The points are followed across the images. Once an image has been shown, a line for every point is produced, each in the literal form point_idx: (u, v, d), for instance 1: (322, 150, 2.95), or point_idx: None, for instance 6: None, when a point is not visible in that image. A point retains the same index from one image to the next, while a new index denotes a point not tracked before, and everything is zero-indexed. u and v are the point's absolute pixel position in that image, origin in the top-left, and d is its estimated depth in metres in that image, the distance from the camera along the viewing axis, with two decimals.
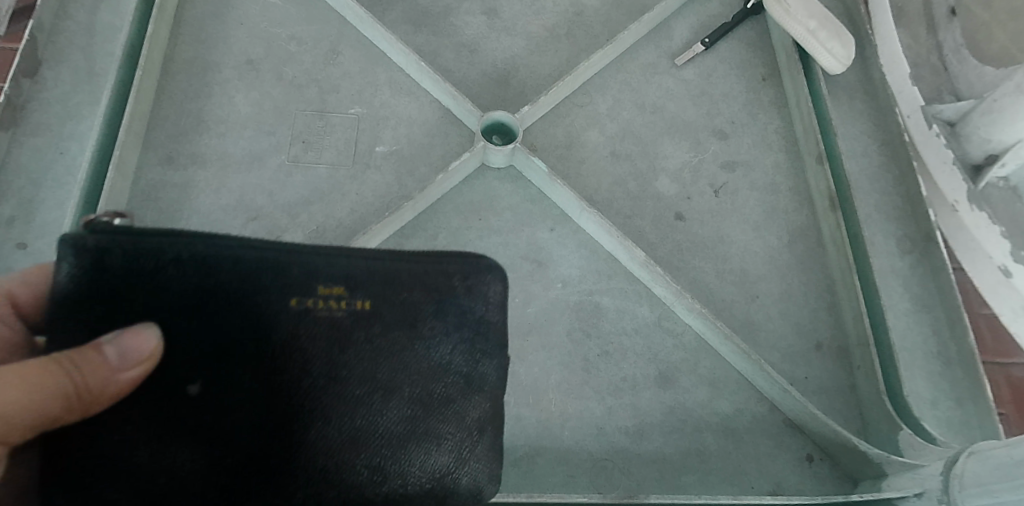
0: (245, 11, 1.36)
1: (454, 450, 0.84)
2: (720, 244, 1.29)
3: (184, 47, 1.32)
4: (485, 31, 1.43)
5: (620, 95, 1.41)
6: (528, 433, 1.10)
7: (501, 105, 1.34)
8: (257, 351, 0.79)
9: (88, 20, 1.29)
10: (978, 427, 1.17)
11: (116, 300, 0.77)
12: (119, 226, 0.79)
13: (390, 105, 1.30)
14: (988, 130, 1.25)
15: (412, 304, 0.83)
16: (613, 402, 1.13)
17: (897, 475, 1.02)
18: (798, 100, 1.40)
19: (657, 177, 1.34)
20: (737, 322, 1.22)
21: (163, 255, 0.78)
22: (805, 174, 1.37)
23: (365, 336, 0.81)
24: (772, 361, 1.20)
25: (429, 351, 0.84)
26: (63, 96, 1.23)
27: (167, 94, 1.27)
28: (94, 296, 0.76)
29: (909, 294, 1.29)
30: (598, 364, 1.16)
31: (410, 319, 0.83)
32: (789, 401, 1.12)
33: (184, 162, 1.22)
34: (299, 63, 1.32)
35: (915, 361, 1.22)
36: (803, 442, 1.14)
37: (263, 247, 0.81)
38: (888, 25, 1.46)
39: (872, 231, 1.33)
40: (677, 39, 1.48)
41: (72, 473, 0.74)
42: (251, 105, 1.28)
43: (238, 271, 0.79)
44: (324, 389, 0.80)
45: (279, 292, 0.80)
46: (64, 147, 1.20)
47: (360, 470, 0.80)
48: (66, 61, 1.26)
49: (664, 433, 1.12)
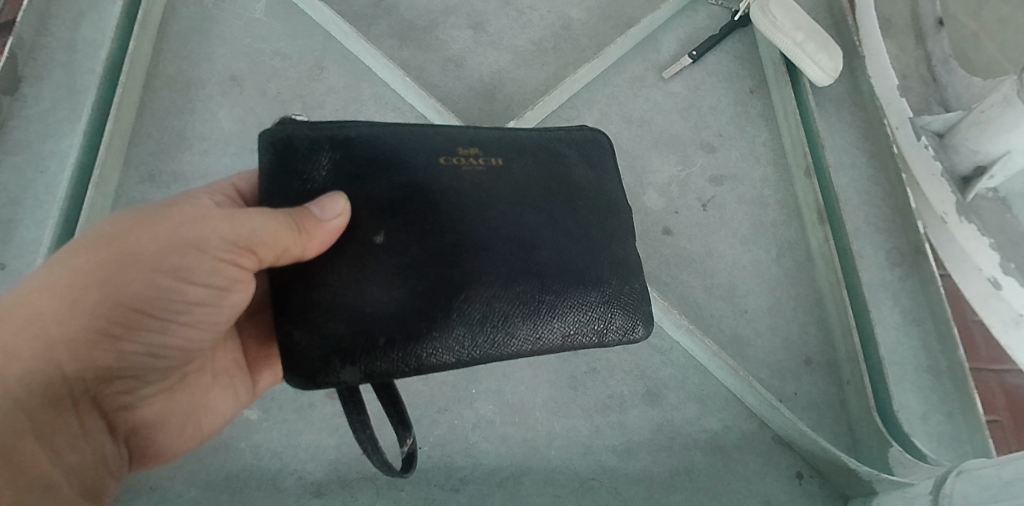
0: (229, 27, 1.35)
1: (606, 281, 0.94)
2: (708, 258, 1.28)
3: (167, 63, 1.31)
4: (472, 45, 1.42)
5: (607, 109, 1.40)
6: (515, 452, 1.08)
7: (487, 120, 1.34)
8: (425, 209, 0.87)
9: (70, 37, 1.28)
10: (969, 442, 1.16)
11: (304, 179, 0.85)
12: (295, 121, 0.88)
13: (376, 121, 1.29)
14: (976, 142, 1.23)
15: (550, 175, 0.96)
16: (600, 420, 1.12)
17: (887, 492, 1.01)
18: (785, 112, 1.39)
19: (645, 191, 1.33)
20: (725, 337, 1.21)
21: (341, 132, 0.88)
22: (794, 187, 1.36)
23: (509, 187, 0.92)
24: (762, 376, 1.19)
25: (565, 201, 0.95)
26: (43, 114, 1.22)
27: (149, 111, 1.26)
28: (286, 179, 0.84)
29: (899, 307, 1.28)
30: (585, 381, 1.15)
31: (553, 183, 0.96)
32: (779, 417, 1.11)
33: (166, 180, 1.21)
34: (283, 79, 1.32)
35: (905, 376, 1.21)
36: (793, 460, 1.12)
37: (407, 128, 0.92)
38: (875, 37, 1.45)
39: (861, 244, 1.33)
40: (664, 52, 1.48)
41: (297, 316, 0.82)
42: (235, 121, 1.27)
43: (398, 147, 0.89)
44: (489, 234, 0.89)
45: (431, 156, 0.90)
46: (44, 166, 1.18)
47: (526, 303, 0.89)
48: (46, 78, 1.25)
49: (652, 451, 1.11)
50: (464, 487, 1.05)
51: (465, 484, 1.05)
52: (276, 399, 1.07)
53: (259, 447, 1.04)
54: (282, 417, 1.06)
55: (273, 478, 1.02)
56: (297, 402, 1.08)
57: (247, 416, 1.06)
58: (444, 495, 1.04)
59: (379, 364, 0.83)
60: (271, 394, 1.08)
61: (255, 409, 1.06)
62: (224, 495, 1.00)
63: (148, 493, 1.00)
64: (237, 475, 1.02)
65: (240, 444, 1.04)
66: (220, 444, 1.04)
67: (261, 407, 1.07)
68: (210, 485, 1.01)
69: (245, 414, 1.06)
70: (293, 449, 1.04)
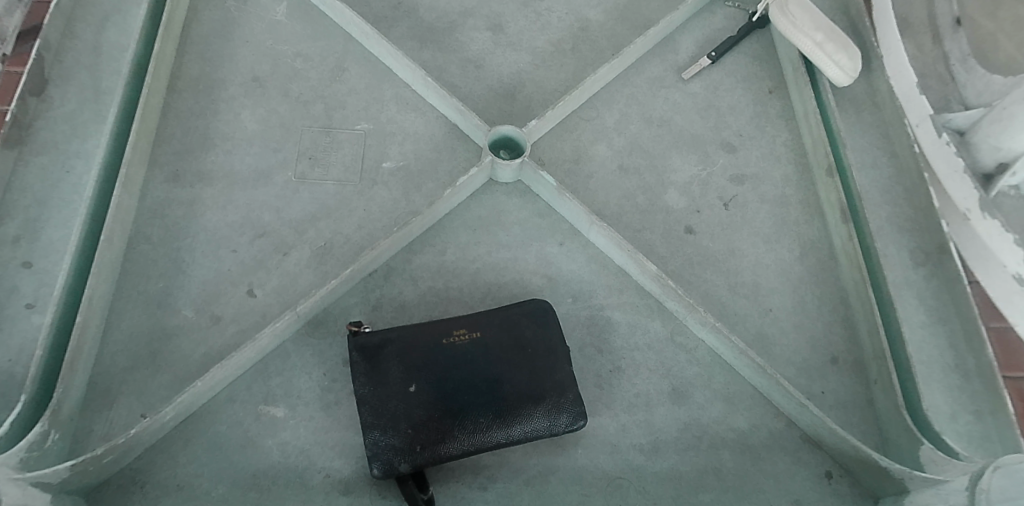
0: (251, 29, 1.36)
1: (565, 392, 1.04)
2: (731, 257, 1.27)
3: (190, 64, 1.32)
4: (491, 46, 1.43)
5: (627, 109, 1.40)
6: (541, 451, 1.07)
7: (507, 120, 1.34)
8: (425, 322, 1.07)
9: (95, 40, 1.30)
10: (999, 441, 1.14)
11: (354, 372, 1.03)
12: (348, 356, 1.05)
13: (397, 121, 1.29)
14: (998, 138, 1.24)
15: (521, 308, 1.09)
16: (626, 419, 1.11)
17: (920, 490, 1.00)
18: (806, 113, 1.39)
19: (666, 190, 1.33)
20: (752, 336, 1.20)
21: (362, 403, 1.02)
22: (815, 186, 1.36)
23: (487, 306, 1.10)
24: (789, 375, 1.18)
25: (534, 317, 1.09)
26: (69, 114, 1.23)
27: (173, 112, 1.27)
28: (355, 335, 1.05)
29: (925, 306, 1.27)
30: (611, 380, 1.14)
31: (520, 308, 1.09)
32: (807, 416, 1.09)
33: (190, 180, 1.21)
34: (305, 80, 1.32)
35: (933, 375, 1.20)
36: (822, 458, 1.11)
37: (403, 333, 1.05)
38: (893, 37, 1.43)
39: (885, 243, 1.32)
40: (683, 53, 1.48)
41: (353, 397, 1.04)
42: (257, 121, 1.28)
43: (407, 341, 1.05)
44: (470, 328, 1.06)
45: (428, 342, 1.05)
46: (70, 165, 1.19)
47: (492, 395, 1.02)
48: (72, 80, 1.26)
49: (680, 450, 1.10)
50: (491, 486, 1.04)
51: (492, 482, 1.04)
52: (302, 396, 1.07)
53: (286, 445, 1.03)
54: (308, 415, 1.06)
55: (301, 475, 1.02)
56: (323, 399, 1.07)
57: (273, 414, 1.05)
58: (472, 494, 1.03)
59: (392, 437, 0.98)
60: (297, 392, 1.07)
61: (281, 407, 1.06)
62: (251, 493, 1.00)
63: (176, 491, 0.99)
64: (265, 472, 1.01)
65: (267, 442, 1.03)
66: (246, 442, 1.03)
67: (288, 405, 1.06)
68: (237, 483, 1.00)
69: (272, 412, 1.05)
70: (319, 447, 1.04)
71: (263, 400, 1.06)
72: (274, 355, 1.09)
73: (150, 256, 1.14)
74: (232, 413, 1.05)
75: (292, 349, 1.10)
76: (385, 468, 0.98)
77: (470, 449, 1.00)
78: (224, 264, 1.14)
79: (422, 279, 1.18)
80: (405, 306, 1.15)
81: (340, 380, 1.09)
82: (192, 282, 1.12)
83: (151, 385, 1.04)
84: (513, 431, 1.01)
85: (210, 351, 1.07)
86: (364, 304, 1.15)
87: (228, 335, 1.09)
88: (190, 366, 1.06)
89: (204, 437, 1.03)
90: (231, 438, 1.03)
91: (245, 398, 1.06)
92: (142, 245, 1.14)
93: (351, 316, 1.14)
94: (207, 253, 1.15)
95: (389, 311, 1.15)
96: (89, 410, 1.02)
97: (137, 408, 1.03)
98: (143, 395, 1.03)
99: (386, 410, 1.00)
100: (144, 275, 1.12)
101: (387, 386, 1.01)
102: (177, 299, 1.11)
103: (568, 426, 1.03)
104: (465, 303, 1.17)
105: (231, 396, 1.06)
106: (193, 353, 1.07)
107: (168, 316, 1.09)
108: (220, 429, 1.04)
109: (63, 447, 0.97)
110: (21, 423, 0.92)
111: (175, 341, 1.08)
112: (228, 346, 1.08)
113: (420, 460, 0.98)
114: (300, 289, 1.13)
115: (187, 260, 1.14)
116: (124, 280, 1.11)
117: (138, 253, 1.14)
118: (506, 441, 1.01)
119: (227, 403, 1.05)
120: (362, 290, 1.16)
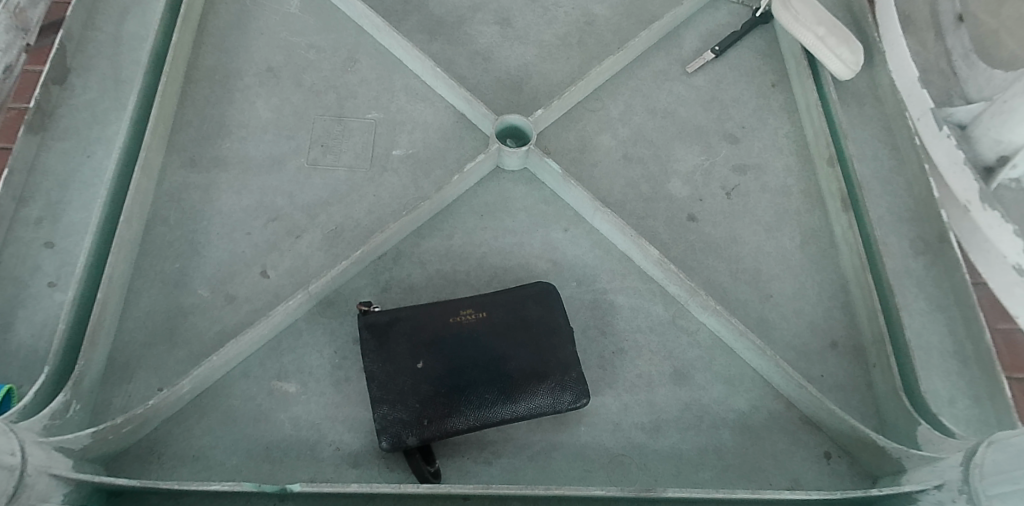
0: (266, 22, 1.40)
1: (568, 371, 1.07)
2: (734, 244, 1.30)
3: (206, 55, 1.36)
4: (499, 40, 1.46)
5: (632, 101, 1.43)
6: (546, 428, 1.10)
7: (514, 110, 1.37)
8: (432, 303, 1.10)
9: (116, 30, 1.34)
10: (997, 425, 1.15)
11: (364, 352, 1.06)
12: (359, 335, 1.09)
13: (407, 111, 1.33)
14: (999, 131, 1.25)
15: (526, 290, 1.12)
16: (628, 398, 1.14)
17: (917, 469, 1.01)
18: (808, 105, 1.42)
19: (670, 179, 1.35)
20: (752, 319, 1.23)
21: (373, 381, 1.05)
22: (817, 176, 1.38)
23: None
24: (789, 358, 1.20)
25: (540, 297, 1.12)
26: (91, 102, 1.27)
27: (190, 101, 1.30)
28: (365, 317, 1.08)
29: (925, 293, 1.28)
30: (614, 361, 1.17)
31: (524, 291, 1.12)
32: (806, 397, 1.11)
33: (206, 165, 1.25)
34: (318, 70, 1.36)
35: (932, 361, 1.22)
36: (821, 439, 1.13)
37: (411, 312, 1.08)
38: (894, 31, 1.46)
39: (885, 232, 1.34)
40: (687, 47, 1.51)
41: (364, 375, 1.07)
42: (271, 110, 1.31)
43: (415, 321, 1.08)
44: (475, 308, 1.09)
45: (435, 323, 1.08)
46: (91, 151, 1.23)
47: (495, 372, 1.05)
48: (93, 69, 1.30)
49: (680, 429, 1.12)
50: (496, 462, 1.06)
51: (496, 458, 1.07)
52: (313, 373, 1.10)
53: (298, 419, 1.06)
54: (318, 391, 1.09)
55: (312, 448, 1.05)
56: (333, 376, 1.10)
57: (285, 389, 1.09)
58: (477, 468, 1.06)
59: (398, 412, 1.02)
60: (308, 369, 1.10)
61: (292, 383, 1.09)
62: (264, 465, 1.03)
63: (191, 461, 1.02)
64: (277, 445, 1.04)
65: (279, 416, 1.06)
66: (259, 416, 1.06)
67: (299, 381, 1.09)
68: (251, 454, 1.03)
69: (284, 387, 1.09)
70: (329, 422, 1.07)
71: (276, 376, 1.09)
72: (286, 334, 1.12)
73: (168, 238, 1.17)
74: (245, 389, 1.08)
75: (305, 328, 1.13)
76: (393, 441, 1.01)
77: (475, 424, 1.02)
78: (238, 247, 1.18)
79: (430, 262, 1.21)
80: (413, 288, 1.19)
81: (350, 359, 1.12)
82: (208, 263, 1.16)
83: (168, 360, 1.08)
84: (517, 408, 1.04)
85: (225, 328, 1.11)
86: (373, 286, 1.18)
87: (242, 314, 1.12)
88: (205, 342, 1.09)
89: (218, 411, 1.06)
90: (245, 412, 1.06)
91: (258, 374, 1.09)
92: (159, 227, 1.18)
93: (361, 297, 1.17)
94: (223, 235, 1.19)
95: (398, 292, 1.18)
96: (108, 384, 1.05)
97: (154, 382, 1.06)
98: (160, 370, 1.07)
99: (394, 386, 1.03)
100: (161, 256, 1.16)
101: (394, 364, 1.04)
102: (194, 280, 1.14)
103: (571, 403, 1.06)
104: (472, 285, 1.20)
105: (245, 372, 1.09)
106: (208, 330, 1.10)
107: (185, 295, 1.13)
108: (234, 403, 1.07)
109: (84, 417, 1.01)
110: (43, 394, 0.96)
111: (191, 319, 1.11)
112: (242, 324, 1.11)
113: (426, 434, 1.01)
114: (312, 271, 1.16)
115: (203, 243, 1.18)
116: (142, 261, 1.15)
117: (156, 235, 1.17)
118: (511, 417, 1.03)
119: (241, 379, 1.09)
120: (371, 272, 1.19)
